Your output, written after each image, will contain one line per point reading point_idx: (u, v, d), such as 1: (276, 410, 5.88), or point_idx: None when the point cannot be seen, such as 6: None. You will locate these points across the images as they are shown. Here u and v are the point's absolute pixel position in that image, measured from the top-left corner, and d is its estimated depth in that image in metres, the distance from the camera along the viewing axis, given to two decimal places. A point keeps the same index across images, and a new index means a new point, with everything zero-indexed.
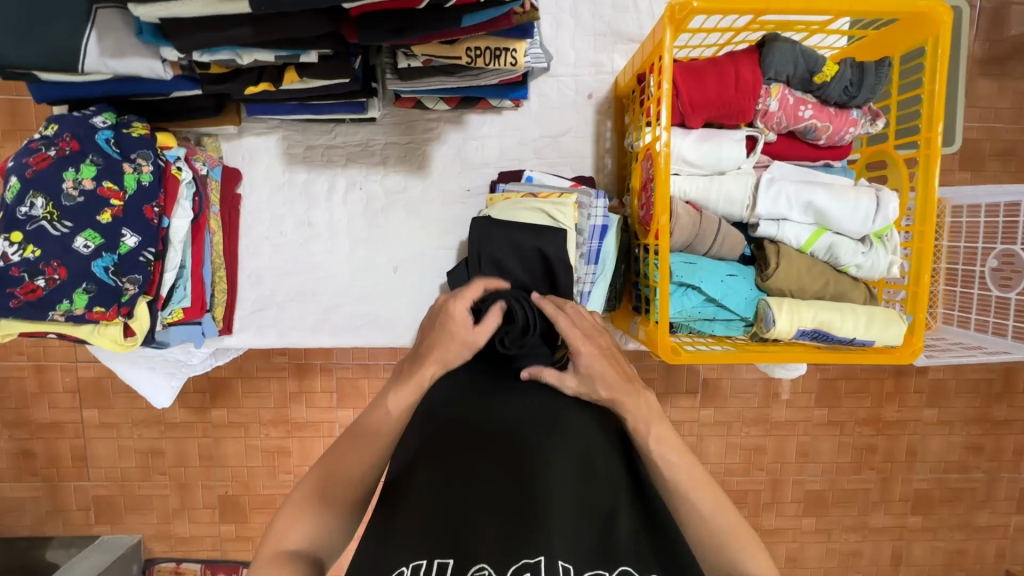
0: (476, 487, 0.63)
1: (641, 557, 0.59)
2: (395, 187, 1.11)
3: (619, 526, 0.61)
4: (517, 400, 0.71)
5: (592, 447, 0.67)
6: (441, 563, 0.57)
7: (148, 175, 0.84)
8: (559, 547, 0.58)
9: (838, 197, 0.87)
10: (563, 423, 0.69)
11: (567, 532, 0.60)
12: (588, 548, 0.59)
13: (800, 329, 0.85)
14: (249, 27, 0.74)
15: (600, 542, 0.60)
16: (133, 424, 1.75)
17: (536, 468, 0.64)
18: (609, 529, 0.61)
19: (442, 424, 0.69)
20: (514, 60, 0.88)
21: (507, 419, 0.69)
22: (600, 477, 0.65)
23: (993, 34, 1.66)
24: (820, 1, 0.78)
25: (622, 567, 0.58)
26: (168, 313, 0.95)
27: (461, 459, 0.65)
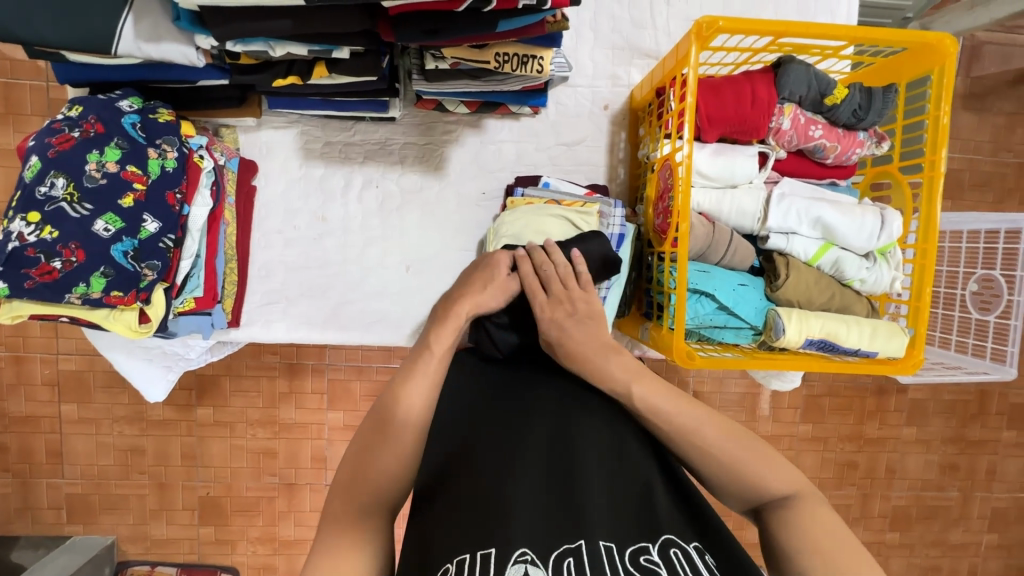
0: (512, 475, 0.64)
1: (678, 529, 0.61)
2: (412, 187, 1.12)
3: (655, 503, 0.63)
4: (539, 396, 0.74)
5: (618, 431, 0.70)
6: (483, 556, 0.56)
7: (173, 161, 0.84)
8: (602, 528, 0.59)
9: (845, 214, 0.91)
10: (587, 409, 0.72)
11: (607, 513, 0.61)
12: (627, 528, 0.61)
13: (808, 339, 0.88)
14: (289, 20, 0.74)
15: (637, 519, 0.62)
16: (113, 420, 1.70)
17: (568, 455, 0.66)
18: (643, 506, 0.63)
19: (468, 424, 0.72)
20: (540, 68, 0.91)
21: (534, 411, 0.71)
22: (631, 459, 0.68)
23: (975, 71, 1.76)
24: (836, 26, 0.82)
25: (665, 537, 0.60)
26: (180, 302, 0.93)
27: (491, 451, 0.67)
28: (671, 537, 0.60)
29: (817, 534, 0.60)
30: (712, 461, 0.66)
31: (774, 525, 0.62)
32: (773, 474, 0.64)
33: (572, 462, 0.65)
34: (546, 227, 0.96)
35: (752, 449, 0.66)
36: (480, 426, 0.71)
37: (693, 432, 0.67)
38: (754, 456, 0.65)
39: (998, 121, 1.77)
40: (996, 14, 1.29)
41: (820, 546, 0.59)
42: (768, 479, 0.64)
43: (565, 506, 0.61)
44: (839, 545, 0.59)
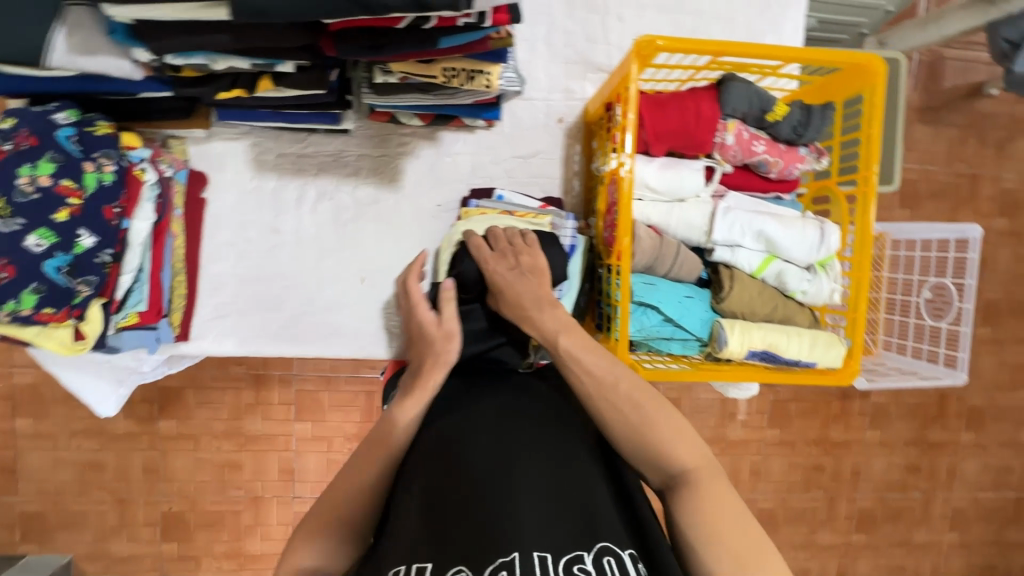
0: (456, 491, 0.67)
1: (617, 536, 0.64)
2: (367, 199, 1.12)
3: (594, 513, 0.66)
4: (492, 410, 0.78)
5: (562, 444, 0.74)
6: (420, 568, 0.59)
7: (110, 175, 0.82)
8: (538, 538, 0.62)
9: (786, 228, 0.93)
10: (539, 425, 0.76)
11: (546, 523, 0.64)
12: (566, 537, 0.63)
13: (750, 350, 0.90)
14: (227, 34, 0.73)
15: (577, 528, 0.64)
16: (71, 435, 1.65)
17: (510, 468, 0.69)
18: (584, 516, 0.66)
19: (425, 442, 0.76)
20: (488, 83, 0.91)
21: (482, 427, 0.75)
22: (573, 471, 0.71)
23: (929, 85, 1.83)
24: (771, 47, 0.85)
25: (601, 545, 0.62)
26: (122, 317, 0.91)
27: (439, 469, 0.70)
28: (608, 545, 0.62)
29: (704, 508, 0.65)
30: (628, 426, 0.72)
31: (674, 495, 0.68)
32: (680, 450, 0.70)
33: (515, 476, 0.68)
34: None
35: (666, 425, 0.71)
36: (432, 444, 0.75)
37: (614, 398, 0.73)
38: (666, 432, 0.71)
39: (952, 134, 1.84)
40: (947, 31, 1.39)
41: (706, 519, 0.64)
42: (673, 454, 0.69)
43: (503, 518, 0.63)
44: (724, 522, 0.64)
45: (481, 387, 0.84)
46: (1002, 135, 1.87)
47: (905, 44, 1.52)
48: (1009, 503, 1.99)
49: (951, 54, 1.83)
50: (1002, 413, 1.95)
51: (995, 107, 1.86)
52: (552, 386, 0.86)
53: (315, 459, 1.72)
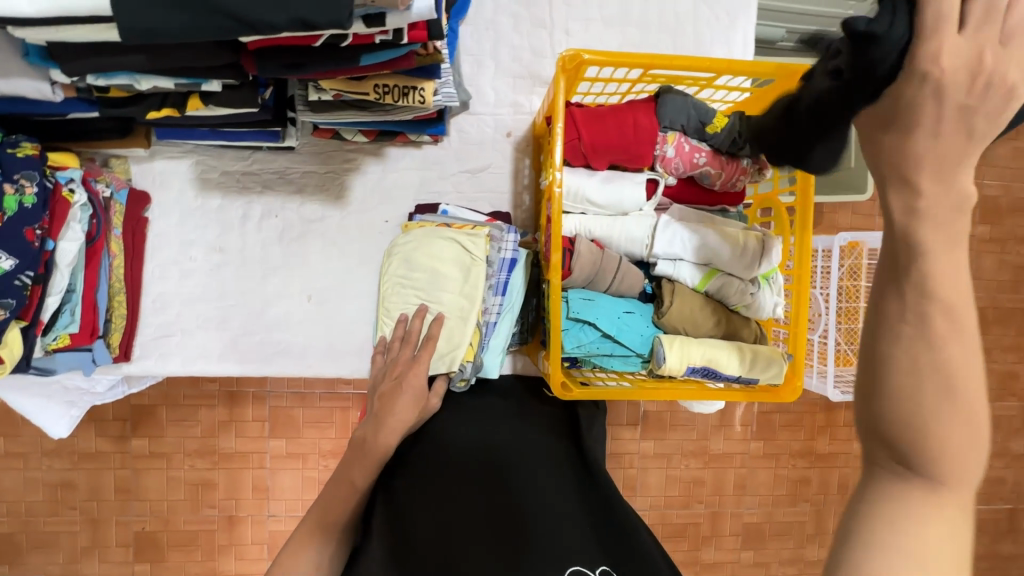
0: (437, 525, 0.81)
1: (587, 557, 0.77)
2: (312, 216, 1.11)
3: (566, 539, 0.79)
4: (466, 439, 0.91)
5: (533, 472, 0.87)
6: None
7: (32, 197, 0.80)
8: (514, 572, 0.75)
9: (727, 241, 0.92)
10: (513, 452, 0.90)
11: (519, 551, 0.77)
12: (542, 560, 0.76)
13: (689, 366, 0.88)
14: (142, 54, 0.73)
15: (552, 552, 0.77)
16: (43, 454, 1.64)
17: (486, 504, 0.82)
18: (557, 538, 0.79)
19: (414, 470, 0.88)
20: (422, 99, 0.91)
21: (459, 463, 0.87)
22: (545, 497, 0.84)
23: None
24: (701, 59, 0.84)
25: (572, 569, 0.76)
26: (51, 339, 0.90)
27: (422, 499, 0.84)
28: (578, 569, 0.76)
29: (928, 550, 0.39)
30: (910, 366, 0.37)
31: (881, 489, 0.41)
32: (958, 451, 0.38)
33: (489, 510, 0.82)
34: (435, 250, 0.97)
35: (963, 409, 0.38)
36: (416, 477, 0.87)
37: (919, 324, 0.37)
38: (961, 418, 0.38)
39: None
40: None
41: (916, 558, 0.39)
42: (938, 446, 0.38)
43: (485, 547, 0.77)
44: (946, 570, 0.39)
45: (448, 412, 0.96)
46: None
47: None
48: (1003, 514, 1.94)
49: None
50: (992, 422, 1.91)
51: None
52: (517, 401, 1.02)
53: (290, 476, 1.69)
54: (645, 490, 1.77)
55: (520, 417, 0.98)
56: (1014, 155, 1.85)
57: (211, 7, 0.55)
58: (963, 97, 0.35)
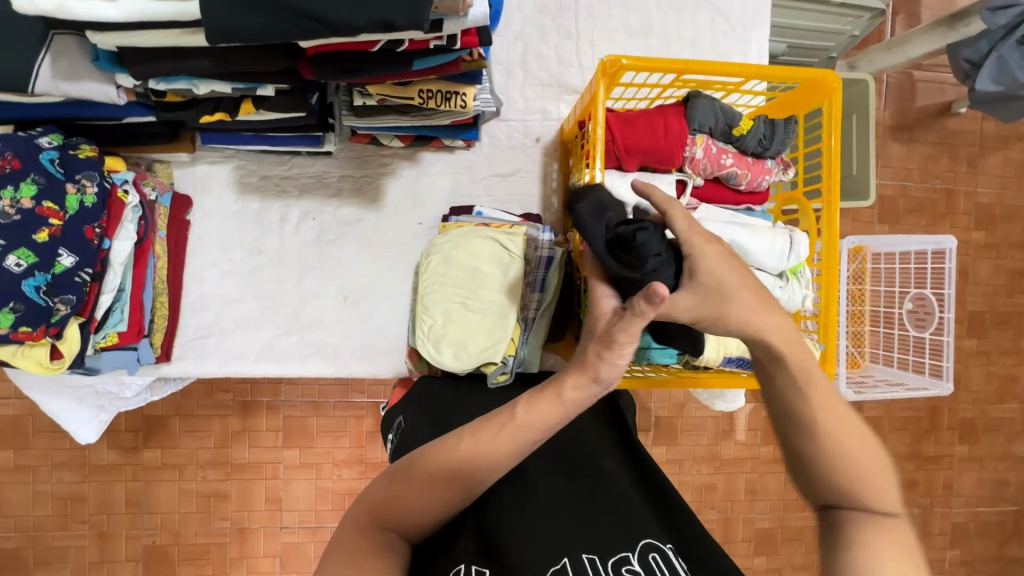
0: (494, 500, 0.72)
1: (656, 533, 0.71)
2: (349, 218, 1.14)
3: (633, 516, 0.72)
4: None
5: (584, 453, 0.81)
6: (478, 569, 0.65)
7: (92, 197, 0.83)
8: (583, 545, 0.67)
9: (757, 236, 0.94)
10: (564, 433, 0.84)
11: (586, 528, 0.69)
12: (611, 536, 0.69)
13: (727, 356, 0.92)
14: (208, 58, 0.76)
15: (620, 528, 0.70)
16: (53, 467, 1.62)
17: (539, 477, 0.75)
18: (621, 514, 0.72)
19: None
20: (464, 103, 0.95)
21: None
22: (601, 478, 0.77)
23: (902, 105, 1.89)
24: (731, 63, 0.90)
25: (645, 543, 0.68)
26: (101, 337, 0.92)
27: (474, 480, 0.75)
28: (651, 542, 0.68)
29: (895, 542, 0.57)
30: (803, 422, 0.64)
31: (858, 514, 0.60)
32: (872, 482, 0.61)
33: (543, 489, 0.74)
34: (474, 248, 1.01)
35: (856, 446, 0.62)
36: None
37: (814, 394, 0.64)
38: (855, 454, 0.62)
39: (926, 151, 1.90)
40: (913, 55, 1.47)
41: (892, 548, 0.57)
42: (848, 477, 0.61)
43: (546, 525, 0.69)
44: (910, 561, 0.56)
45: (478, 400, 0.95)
46: (974, 151, 1.93)
47: (873, 66, 1.59)
48: (1008, 517, 1.97)
49: (921, 75, 1.91)
50: (994, 425, 1.95)
51: (965, 124, 1.92)
52: None
53: (303, 487, 1.68)
54: None
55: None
56: (1003, 164, 1.94)
57: (294, 11, 0.59)
58: (720, 255, 0.64)
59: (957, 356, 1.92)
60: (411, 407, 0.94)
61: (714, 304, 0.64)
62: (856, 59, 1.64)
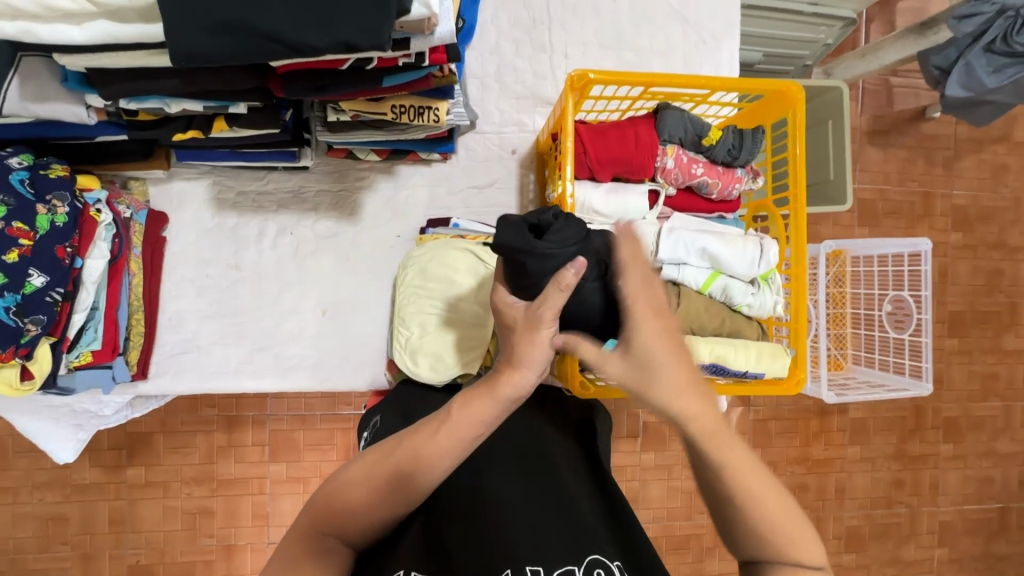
0: (452, 511, 0.74)
1: (607, 549, 0.70)
2: (326, 232, 1.15)
3: (585, 529, 0.72)
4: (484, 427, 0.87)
5: (549, 469, 0.82)
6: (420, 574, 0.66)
7: (63, 216, 0.83)
8: (530, 554, 0.68)
9: (728, 244, 0.96)
10: (534, 449, 0.86)
11: (537, 541, 0.69)
12: (559, 549, 0.69)
13: (700, 363, 0.93)
14: (177, 79, 0.77)
15: (570, 541, 0.70)
16: (34, 488, 1.60)
17: (498, 487, 0.78)
18: (573, 527, 0.72)
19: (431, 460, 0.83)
20: (437, 118, 0.96)
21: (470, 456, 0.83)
22: (563, 492, 0.78)
23: (878, 110, 1.93)
24: (696, 76, 0.92)
25: (592, 557, 0.68)
26: (74, 356, 0.92)
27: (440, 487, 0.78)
28: (598, 557, 0.68)
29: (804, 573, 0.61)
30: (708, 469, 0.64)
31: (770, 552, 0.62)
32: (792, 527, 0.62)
33: (503, 503, 0.75)
34: (450, 260, 1.02)
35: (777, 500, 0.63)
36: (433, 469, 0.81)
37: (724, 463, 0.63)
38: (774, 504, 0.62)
39: (902, 155, 1.94)
40: (887, 61, 1.50)
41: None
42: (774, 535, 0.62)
43: (498, 537, 0.70)
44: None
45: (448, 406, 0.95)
46: (949, 154, 1.97)
47: (848, 73, 1.64)
48: (994, 514, 1.99)
49: (896, 81, 1.95)
50: (977, 423, 1.98)
51: (939, 128, 1.96)
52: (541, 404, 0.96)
53: (291, 501, 1.67)
54: (647, 502, 1.79)
55: (529, 419, 0.92)
56: (978, 166, 1.98)
57: (257, 33, 0.60)
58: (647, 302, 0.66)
59: (939, 355, 1.95)
60: (387, 406, 0.94)
61: (633, 371, 0.64)
62: (831, 67, 1.69)
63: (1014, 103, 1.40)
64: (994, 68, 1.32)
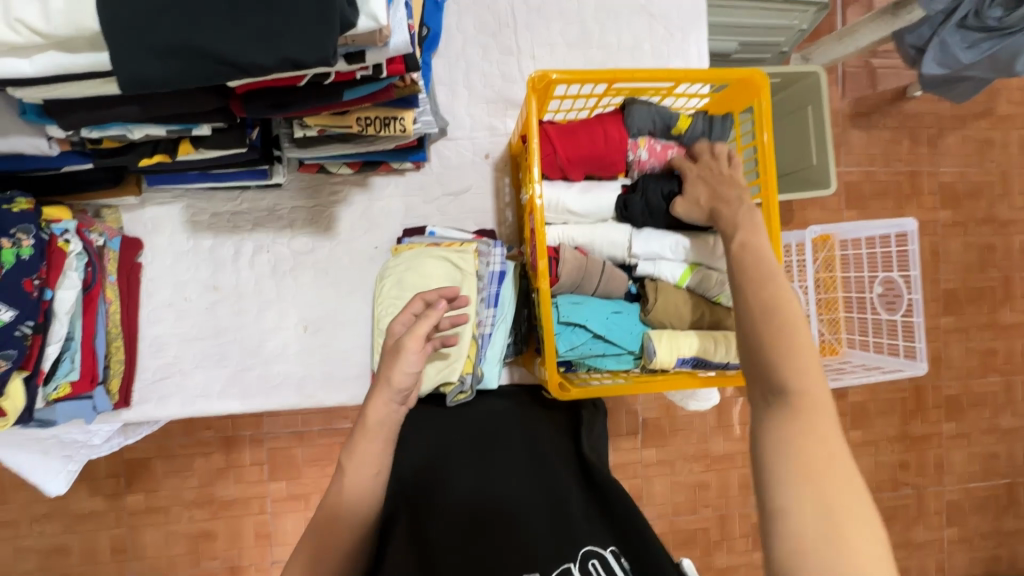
0: (448, 521, 0.79)
1: (598, 537, 0.79)
2: (303, 248, 1.14)
3: (575, 522, 0.80)
4: (463, 433, 0.92)
5: (533, 463, 0.88)
6: None
7: (29, 249, 0.83)
8: (530, 556, 0.76)
9: (699, 237, 0.98)
10: (509, 441, 0.91)
11: (534, 539, 0.77)
12: (557, 545, 0.77)
13: (680, 358, 0.93)
14: (136, 105, 0.76)
15: (565, 535, 0.78)
16: (34, 520, 1.59)
17: (492, 491, 0.83)
18: (567, 519, 0.80)
19: (419, 472, 0.85)
20: (403, 128, 0.95)
21: (458, 463, 0.86)
22: (550, 485, 0.85)
23: (859, 93, 1.93)
24: (661, 70, 0.92)
25: (586, 550, 0.77)
26: (52, 388, 0.92)
27: (432, 502, 0.81)
28: (591, 549, 0.77)
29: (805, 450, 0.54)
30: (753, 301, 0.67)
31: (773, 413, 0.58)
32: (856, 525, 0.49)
33: (497, 502, 0.81)
34: (425, 268, 1.01)
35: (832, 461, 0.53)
36: (417, 483, 0.84)
37: (783, 360, 0.60)
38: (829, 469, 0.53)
39: (885, 135, 1.93)
40: (862, 43, 1.47)
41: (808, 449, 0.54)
42: (791, 455, 0.54)
43: (498, 545, 0.77)
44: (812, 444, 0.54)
45: (424, 416, 0.95)
46: (933, 132, 1.96)
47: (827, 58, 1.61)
48: (1001, 490, 1.98)
49: (877, 63, 1.94)
50: (979, 400, 1.97)
51: (922, 107, 1.95)
52: (519, 401, 1.01)
53: (293, 519, 1.66)
54: (652, 499, 1.78)
55: (514, 419, 0.96)
56: (963, 142, 1.98)
57: (202, 55, 0.59)
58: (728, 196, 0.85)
59: (935, 335, 1.94)
60: None
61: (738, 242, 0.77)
62: (809, 51, 1.68)
63: (992, 77, 1.40)
64: (968, 44, 1.33)
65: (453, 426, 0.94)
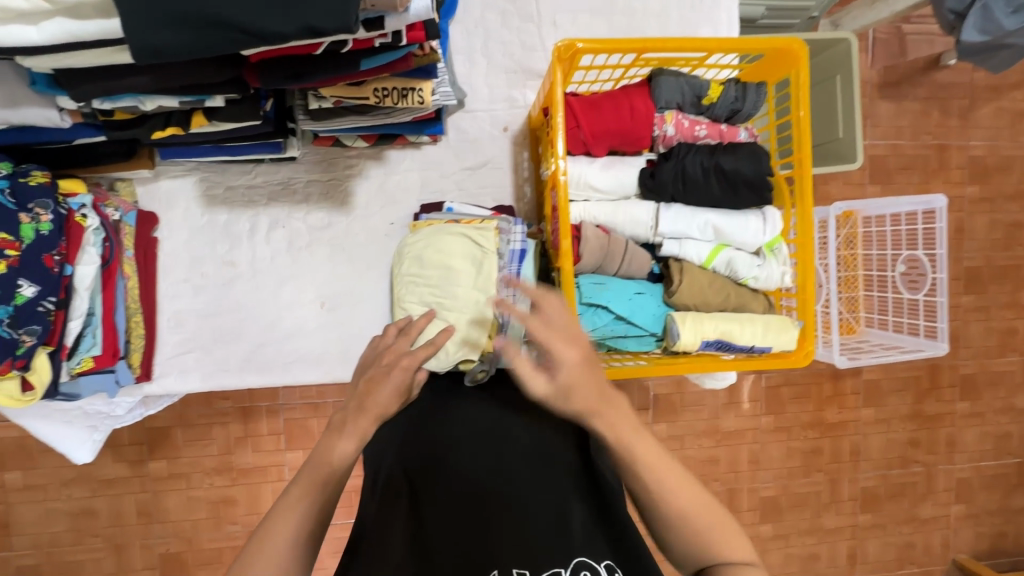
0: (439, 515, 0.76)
1: (593, 548, 0.72)
2: (319, 224, 1.13)
3: (569, 527, 0.73)
4: (466, 414, 0.84)
5: (536, 455, 0.79)
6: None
7: (48, 224, 0.82)
8: (517, 558, 0.72)
9: (729, 215, 0.94)
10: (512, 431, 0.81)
11: (523, 542, 0.73)
12: (547, 552, 0.72)
13: (704, 340, 0.91)
14: (145, 75, 0.73)
15: (558, 539, 0.72)
16: (62, 484, 1.65)
17: (485, 482, 0.77)
18: (563, 522, 0.73)
19: (413, 454, 0.80)
20: (421, 100, 0.92)
21: (455, 449, 0.79)
22: (550, 482, 0.77)
23: (890, 61, 1.84)
24: (693, 39, 0.88)
25: (577, 561, 0.71)
26: (76, 363, 0.93)
27: (425, 489, 0.77)
28: (583, 560, 0.71)
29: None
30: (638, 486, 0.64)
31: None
32: None
33: (490, 498, 0.76)
34: (444, 245, 0.99)
35: None
36: (413, 467, 0.79)
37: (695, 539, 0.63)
38: None
39: (916, 106, 1.85)
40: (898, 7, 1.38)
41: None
42: None
43: (484, 546, 0.73)
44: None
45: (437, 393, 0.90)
46: (965, 103, 1.88)
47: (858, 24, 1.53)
48: (1012, 469, 1.98)
49: (910, 29, 1.84)
50: (995, 379, 1.94)
51: (955, 77, 1.86)
52: None
53: None
54: None
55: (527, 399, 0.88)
56: (997, 114, 1.89)
57: (215, 23, 0.56)
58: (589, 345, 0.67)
59: (955, 313, 1.90)
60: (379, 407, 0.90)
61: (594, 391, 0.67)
62: (841, 17, 1.59)
63: None
64: (1013, 9, 1.25)
65: (460, 403, 0.86)
